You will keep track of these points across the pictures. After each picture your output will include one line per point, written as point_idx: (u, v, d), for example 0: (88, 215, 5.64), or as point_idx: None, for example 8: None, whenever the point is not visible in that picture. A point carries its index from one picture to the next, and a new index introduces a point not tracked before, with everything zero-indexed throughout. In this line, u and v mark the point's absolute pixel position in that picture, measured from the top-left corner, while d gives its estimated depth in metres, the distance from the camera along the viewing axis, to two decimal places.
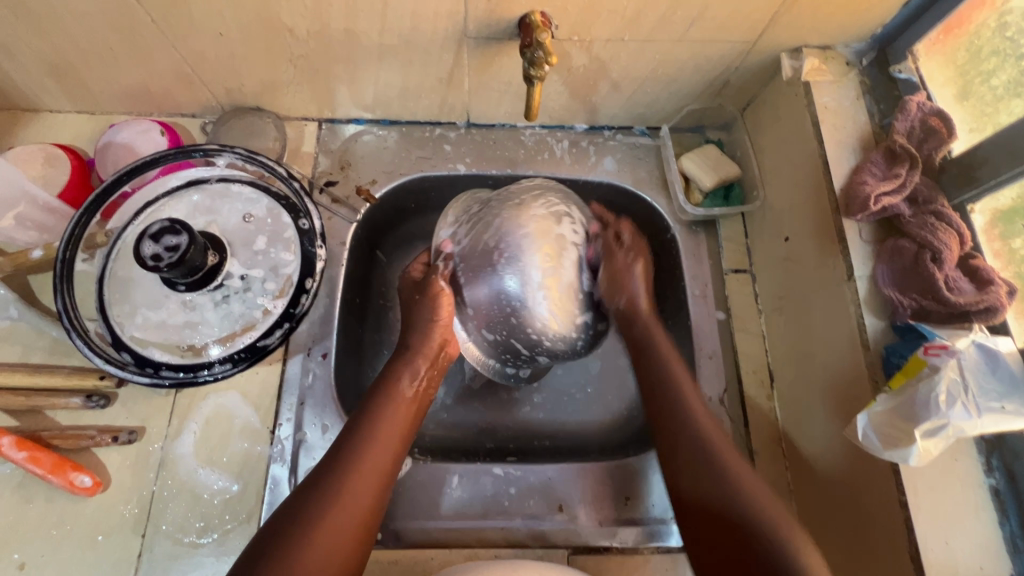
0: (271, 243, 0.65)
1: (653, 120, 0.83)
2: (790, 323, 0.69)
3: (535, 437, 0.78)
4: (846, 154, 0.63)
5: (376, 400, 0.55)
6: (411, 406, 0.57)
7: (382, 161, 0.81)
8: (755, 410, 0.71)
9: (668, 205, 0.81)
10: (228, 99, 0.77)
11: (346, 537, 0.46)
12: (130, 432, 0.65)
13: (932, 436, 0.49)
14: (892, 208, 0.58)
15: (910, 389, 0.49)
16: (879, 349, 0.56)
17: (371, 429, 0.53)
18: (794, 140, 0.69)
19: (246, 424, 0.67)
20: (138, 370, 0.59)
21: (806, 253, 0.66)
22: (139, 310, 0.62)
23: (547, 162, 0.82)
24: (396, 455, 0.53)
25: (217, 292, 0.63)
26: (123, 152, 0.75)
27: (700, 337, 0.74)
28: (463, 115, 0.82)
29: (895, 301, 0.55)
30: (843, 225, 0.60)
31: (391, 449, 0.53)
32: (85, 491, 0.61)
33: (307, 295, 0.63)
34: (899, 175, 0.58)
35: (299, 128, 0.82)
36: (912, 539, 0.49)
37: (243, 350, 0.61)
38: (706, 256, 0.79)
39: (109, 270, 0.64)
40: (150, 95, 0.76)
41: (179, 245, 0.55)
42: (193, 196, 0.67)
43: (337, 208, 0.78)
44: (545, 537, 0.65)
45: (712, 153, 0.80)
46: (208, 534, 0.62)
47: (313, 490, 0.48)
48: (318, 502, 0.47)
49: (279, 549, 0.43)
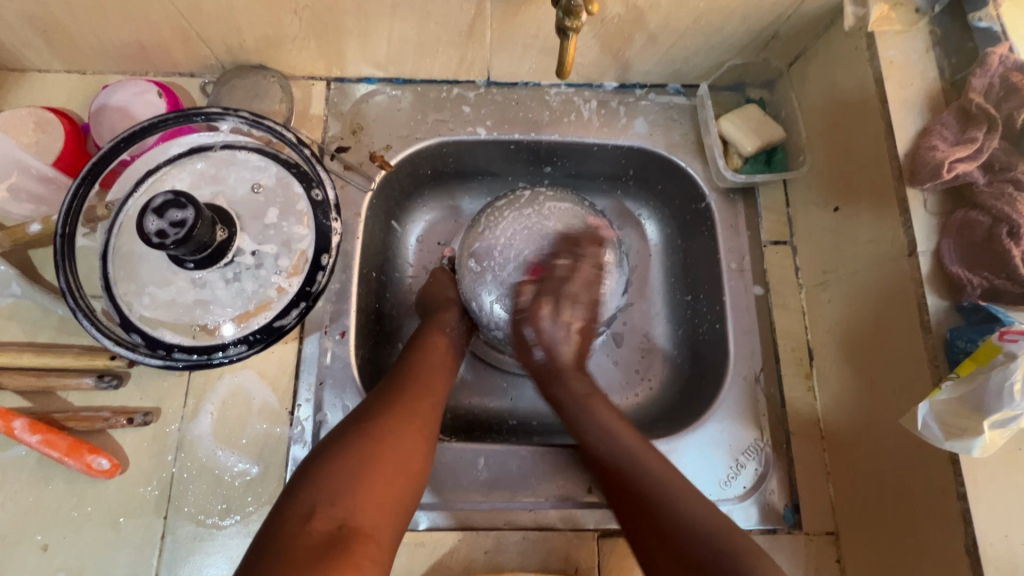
0: (282, 215, 0.61)
1: (690, 77, 0.77)
2: (836, 299, 0.65)
3: (559, 414, 0.76)
4: (913, 114, 0.57)
5: (409, 372, 0.62)
6: (445, 356, 0.67)
7: (397, 125, 0.75)
8: (793, 390, 0.68)
9: (704, 171, 0.75)
10: (228, 55, 0.70)
11: (413, 440, 0.54)
12: (146, 414, 0.62)
13: (999, 427, 0.46)
14: (964, 175, 0.52)
15: (979, 377, 0.46)
16: (942, 331, 0.51)
17: (418, 365, 0.64)
18: (852, 100, 0.63)
19: (264, 404, 0.64)
20: (149, 352, 0.56)
21: (858, 225, 0.61)
22: (147, 288, 0.59)
23: (574, 125, 0.76)
24: (442, 386, 0.63)
25: (227, 269, 0.59)
26: (117, 116, 0.69)
27: (736, 313, 0.70)
28: (483, 73, 0.75)
29: (963, 279, 0.51)
30: (907, 195, 0.55)
31: (437, 380, 0.63)
32: (103, 473, 0.60)
33: (323, 272, 0.58)
34: (975, 139, 0.53)
35: (306, 88, 0.76)
36: (969, 533, 0.47)
37: (259, 331, 0.58)
38: (745, 226, 0.74)
39: (112, 246, 0.60)
40: (145, 52, 0.70)
41: (186, 219, 0.51)
42: (197, 164, 0.62)
43: (350, 176, 0.73)
44: (573, 518, 0.63)
45: (754, 114, 0.74)
46: (231, 515, 0.61)
47: (375, 402, 0.57)
48: (387, 411, 0.55)
49: (357, 444, 0.51)
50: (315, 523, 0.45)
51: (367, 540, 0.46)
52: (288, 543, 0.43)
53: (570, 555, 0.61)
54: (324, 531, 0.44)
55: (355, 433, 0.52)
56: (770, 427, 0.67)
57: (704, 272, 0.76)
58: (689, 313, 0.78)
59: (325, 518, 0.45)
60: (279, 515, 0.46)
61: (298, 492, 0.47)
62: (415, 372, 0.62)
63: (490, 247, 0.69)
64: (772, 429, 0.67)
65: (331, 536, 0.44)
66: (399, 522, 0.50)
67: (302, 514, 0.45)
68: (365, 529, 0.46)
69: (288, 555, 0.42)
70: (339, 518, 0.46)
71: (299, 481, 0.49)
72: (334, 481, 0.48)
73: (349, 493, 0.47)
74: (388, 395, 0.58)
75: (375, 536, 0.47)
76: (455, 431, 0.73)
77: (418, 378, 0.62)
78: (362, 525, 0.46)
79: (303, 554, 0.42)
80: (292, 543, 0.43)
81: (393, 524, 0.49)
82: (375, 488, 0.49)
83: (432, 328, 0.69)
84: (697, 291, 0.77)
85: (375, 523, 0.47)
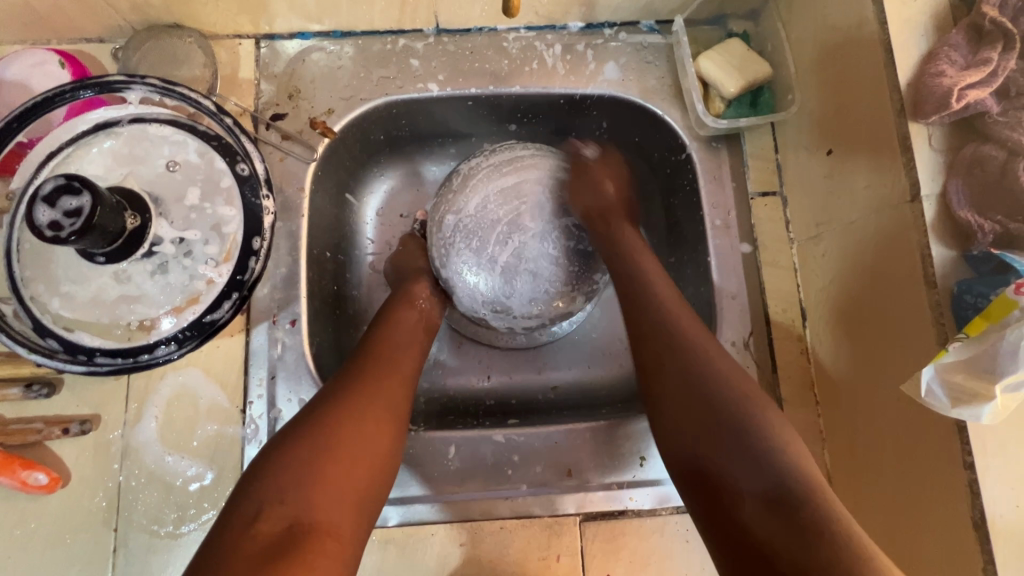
0: (206, 195, 0.54)
1: (664, 11, 0.68)
2: (830, 253, 0.59)
3: (538, 391, 0.71)
4: (916, 35, 0.49)
5: (374, 352, 0.56)
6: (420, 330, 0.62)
7: (338, 84, 0.67)
8: (784, 355, 0.63)
9: (683, 118, 0.68)
10: (136, 14, 0.62)
11: (377, 424, 0.49)
12: (83, 423, 0.57)
13: (1013, 391, 0.41)
14: (976, 103, 0.46)
15: (992, 337, 0.41)
16: (949, 285, 0.46)
17: (383, 342, 0.58)
18: (846, 23, 0.55)
19: (213, 404, 0.59)
20: (69, 358, 0.50)
21: (854, 169, 0.55)
22: (60, 288, 0.52)
23: (536, 74, 0.68)
24: (412, 362, 0.58)
25: (150, 261, 0.53)
26: (17, 93, 0.61)
27: (722, 274, 0.65)
28: (431, 19, 0.67)
29: (974, 225, 0.44)
30: (909, 131, 0.48)
31: (406, 357, 0.57)
32: (42, 488, 0.55)
33: (256, 257, 0.52)
34: (989, 61, 0.46)
35: (231, 48, 0.67)
36: (977, 505, 0.43)
37: (188, 327, 0.52)
38: (729, 177, 0.67)
39: (14, 241, 0.53)
40: (39, 15, 0.61)
41: (82, 207, 0.44)
42: (106, 143, 0.55)
43: (290, 146, 0.66)
44: (554, 504, 0.59)
45: (737, 49, 0.66)
46: (187, 523, 0.57)
47: (332, 386, 0.51)
48: (344, 395, 0.50)
49: (308, 434, 0.46)
50: (262, 523, 0.40)
51: (325, 538, 0.41)
52: (232, 547, 0.39)
53: (552, 543, 0.58)
54: (271, 534, 0.40)
55: (309, 422, 0.47)
56: (761, 394, 0.62)
57: (687, 231, 0.69)
58: (673, 275, 0.72)
59: (274, 518, 0.41)
60: (222, 520, 0.42)
61: (241, 494, 0.43)
62: (380, 350, 0.57)
63: (463, 213, 0.63)
64: (763, 397, 0.62)
65: (279, 538, 0.40)
66: (366, 514, 0.45)
67: (247, 518, 0.41)
68: (322, 526, 0.42)
69: (231, 564, 0.38)
70: (290, 517, 0.41)
71: (241, 484, 0.44)
72: (285, 475, 0.43)
73: (302, 488, 0.43)
74: (349, 377, 0.53)
75: (336, 532, 0.42)
76: (428, 417, 0.68)
77: (383, 357, 0.56)
78: (318, 521, 0.42)
79: (247, 563, 0.38)
80: (236, 550, 0.39)
81: (357, 519, 0.44)
82: (331, 479, 0.44)
83: (398, 302, 0.63)
84: (680, 251, 0.71)
85: (334, 519, 0.43)
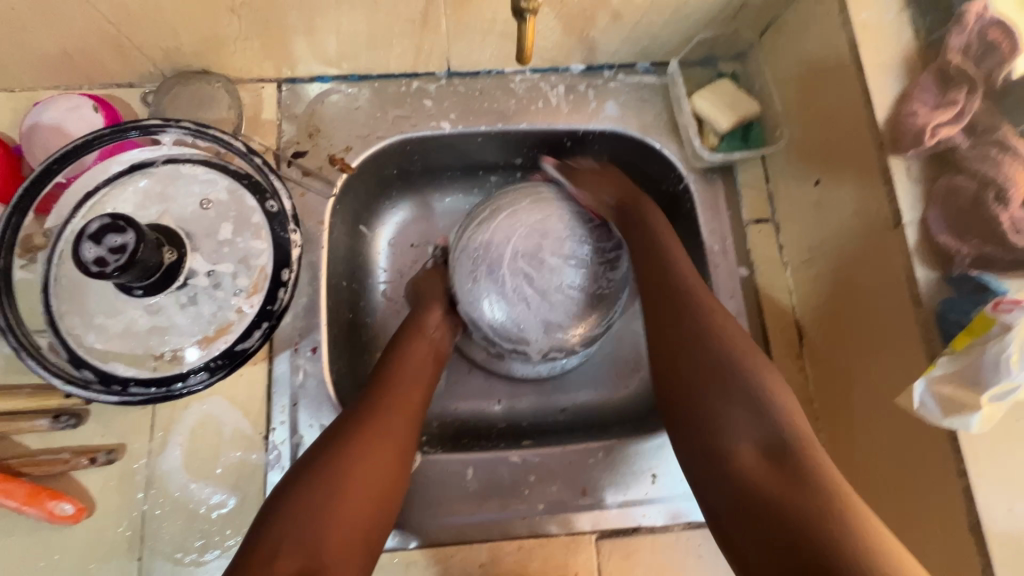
0: (237, 230, 0.57)
1: (659, 55, 0.74)
2: (822, 276, 0.63)
3: (548, 413, 0.74)
4: (890, 78, 0.55)
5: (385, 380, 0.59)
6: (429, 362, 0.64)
7: (355, 124, 0.71)
8: (784, 373, 0.66)
9: (680, 151, 0.73)
10: (168, 62, 0.66)
11: (385, 457, 0.52)
12: (109, 452, 0.59)
13: (999, 399, 0.45)
14: (947, 140, 0.51)
15: (976, 350, 0.45)
16: (933, 304, 0.50)
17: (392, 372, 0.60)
18: (826, 68, 0.60)
19: (236, 431, 0.61)
20: (102, 388, 0.52)
21: (840, 198, 0.59)
22: (95, 320, 0.55)
23: (542, 113, 0.73)
24: (420, 395, 0.60)
25: (181, 293, 0.56)
26: (52, 135, 0.64)
27: (722, 296, 0.68)
28: (443, 63, 0.71)
29: (953, 249, 0.49)
30: (889, 164, 0.53)
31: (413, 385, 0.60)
32: (68, 518, 0.56)
33: (285, 288, 0.55)
34: (956, 101, 0.51)
35: (255, 91, 0.71)
36: (972, 509, 0.45)
37: (219, 356, 0.54)
38: (725, 207, 0.71)
39: (52, 276, 0.55)
40: (75, 63, 0.64)
41: (126, 244, 0.46)
42: (140, 182, 0.58)
43: (310, 182, 0.69)
44: (569, 523, 0.61)
45: (727, 89, 0.71)
46: (211, 551, 0.58)
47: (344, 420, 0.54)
48: (358, 430, 0.53)
49: (321, 473, 0.49)
50: (277, 564, 0.43)
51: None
52: None
53: (568, 561, 0.59)
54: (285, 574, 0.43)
55: (320, 460, 0.50)
56: None
57: (686, 257, 0.73)
58: None
59: (286, 557, 0.44)
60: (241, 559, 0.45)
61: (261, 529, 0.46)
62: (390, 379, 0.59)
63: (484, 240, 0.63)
64: None
65: None
66: (369, 548, 0.48)
67: (266, 553, 0.44)
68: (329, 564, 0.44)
69: None
70: (303, 557, 0.44)
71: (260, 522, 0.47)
72: (298, 517, 0.46)
73: (315, 530, 0.46)
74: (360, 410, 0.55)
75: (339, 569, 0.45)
76: (442, 440, 0.70)
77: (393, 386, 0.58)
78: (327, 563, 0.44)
79: None
80: None
81: (363, 554, 0.48)
82: (341, 521, 0.47)
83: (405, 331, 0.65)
84: None
85: (340, 555, 0.46)
